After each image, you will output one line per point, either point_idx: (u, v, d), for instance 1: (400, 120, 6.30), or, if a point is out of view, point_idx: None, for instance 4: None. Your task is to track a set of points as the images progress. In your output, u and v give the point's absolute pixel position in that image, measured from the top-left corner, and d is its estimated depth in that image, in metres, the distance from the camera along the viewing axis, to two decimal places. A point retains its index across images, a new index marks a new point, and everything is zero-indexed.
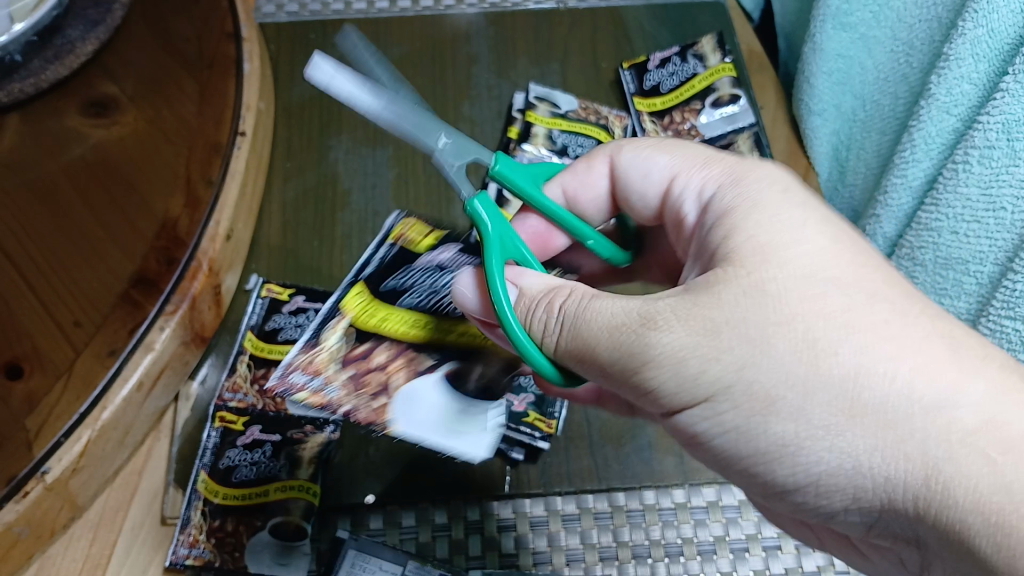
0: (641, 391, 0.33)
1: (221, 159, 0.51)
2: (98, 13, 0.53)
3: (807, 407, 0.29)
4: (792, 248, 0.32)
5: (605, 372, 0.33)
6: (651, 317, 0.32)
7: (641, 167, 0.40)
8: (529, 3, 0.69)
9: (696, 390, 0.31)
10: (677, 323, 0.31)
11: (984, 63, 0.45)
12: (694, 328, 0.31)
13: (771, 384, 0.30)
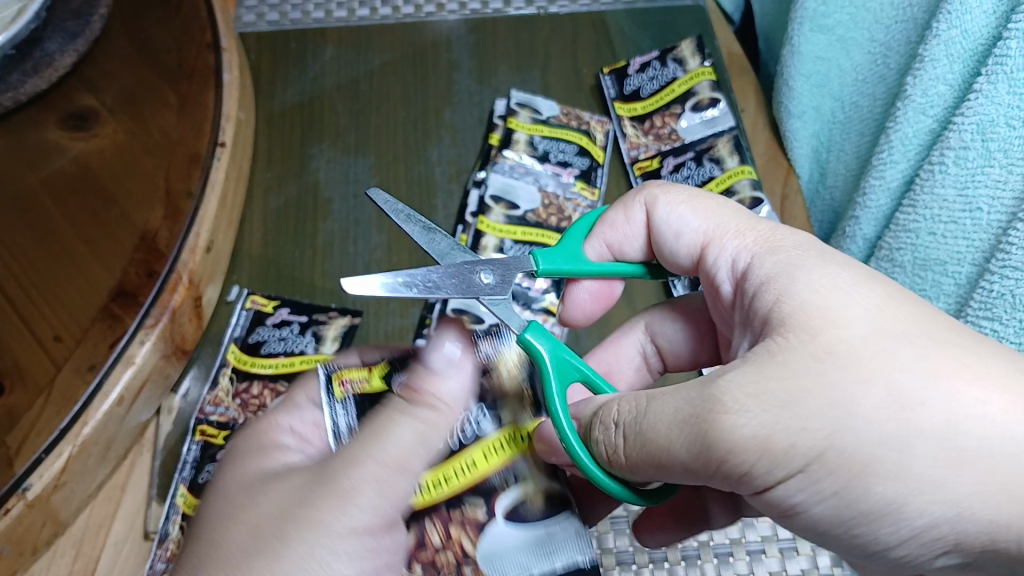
0: (716, 479, 0.30)
1: (200, 169, 0.51)
2: (78, 25, 0.52)
3: (906, 469, 0.28)
4: (843, 318, 0.31)
5: (670, 463, 0.31)
6: (715, 399, 0.30)
7: (680, 228, 0.39)
8: (509, 9, 0.69)
9: (783, 468, 0.29)
10: (747, 402, 0.29)
11: (958, 63, 0.45)
12: (768, 407, 0.29)
13: (861, 453, 0.28)
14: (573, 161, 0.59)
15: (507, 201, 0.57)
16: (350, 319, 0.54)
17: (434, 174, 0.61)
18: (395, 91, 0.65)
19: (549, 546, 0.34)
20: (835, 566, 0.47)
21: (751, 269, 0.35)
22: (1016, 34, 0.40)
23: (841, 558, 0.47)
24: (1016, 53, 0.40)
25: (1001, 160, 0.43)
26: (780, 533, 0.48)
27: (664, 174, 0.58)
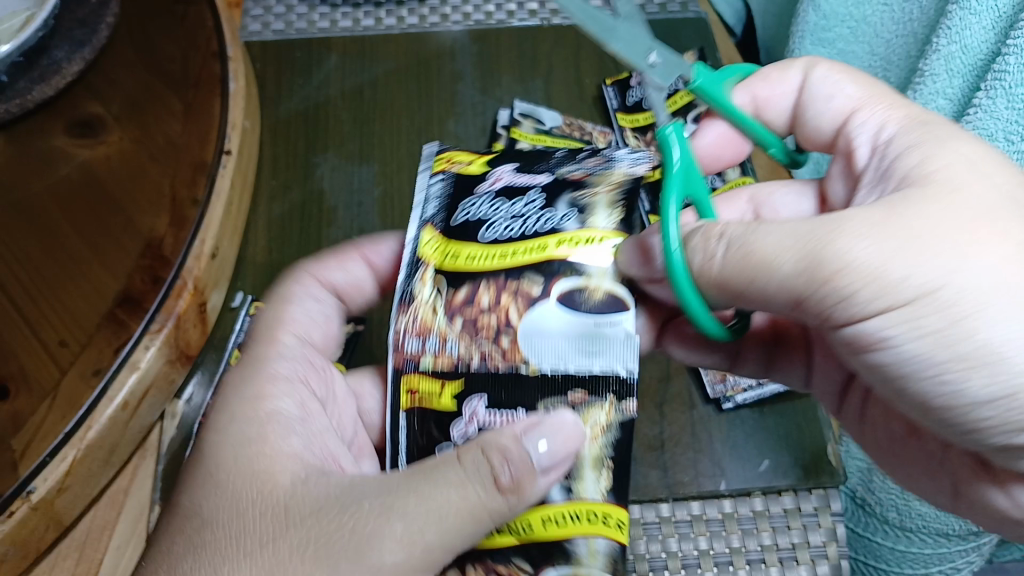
0: (804, 310, 0.33)
1: (206, 178, 0.51)
2: (84, 33, 0.54)
3: (987, 325, 0.29)
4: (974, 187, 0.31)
5: (764, 286, 0.33)
6: (826, 243, 0.31)
7: (824, 96, 0.39)
8: (513, 20, 0.69)
9: (884, 301, 0.30)
10: (868, 233, 0.30)
11: (958, 78, 0.46)
12: (885, 242, 0.30)
13: (956, 301, 0.29)
14: None
15: None
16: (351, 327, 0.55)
17: None
18: (399, 100, 0.66)
19: (595, 346, 0.34)
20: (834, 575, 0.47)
21: (894, 139, 0.35)
22: (1014, 51, 0.40)
23: (841, 566, 0.47)
24: (1015, 69, 0.41)
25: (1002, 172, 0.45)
26: (781, 542, 0.48)
27: None
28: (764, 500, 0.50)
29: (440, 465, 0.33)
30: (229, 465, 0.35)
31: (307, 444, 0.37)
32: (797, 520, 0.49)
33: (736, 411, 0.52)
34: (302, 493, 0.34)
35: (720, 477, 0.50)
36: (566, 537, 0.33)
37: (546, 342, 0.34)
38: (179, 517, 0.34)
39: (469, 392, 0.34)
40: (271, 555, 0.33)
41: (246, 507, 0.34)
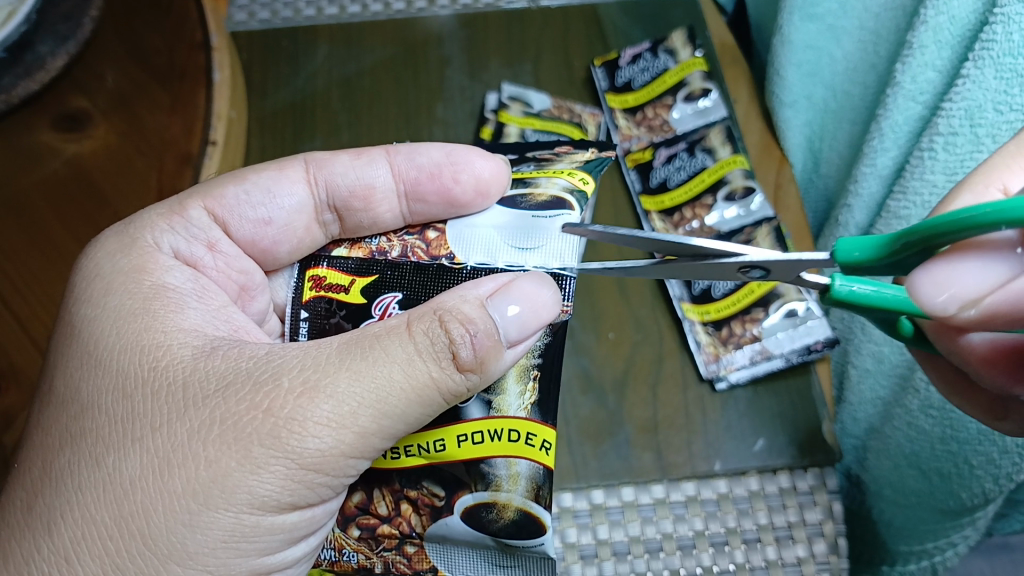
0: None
1: (193, 170, 0.50)
2: (68, 28, 0.53)
3: None
4: None
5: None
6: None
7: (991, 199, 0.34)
8: (501, 3, 0.69)
9: None
10: None
11: (946, 49, 0.46)
12: None
13: None
14: None
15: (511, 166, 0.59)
16: None
17: None
18: (387, 87, 0.65)
19: (531, 225, 0.36)
20: (832, 555, 0.47)
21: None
22: (1001, 19, 0.42)
23: (838, 546, 0.47)
24: (1003, 37, 0.43)
25: (989, 144, 0.45)
26: (777, 521, 0.48)
27: (656, 165, 0.58)
28: (760, 479, 0.50)
29: (385, 335, 0.33)
30: (111, 342, 0.36)
31: (205, 317, 0.37)
32: (792, 499, 0.49)
33: (730, 391, 0.52)
34: (198, 368, 0.34)
35: (715, 457, 0.50)
36: (484, 457, 0.36)
37: (473, 236, 0.37)
38: (55, 407, 0.35)
39: (381, 289, 0.37)
40: (165, 439, 0.33)
41: (132, 386, 0.34)
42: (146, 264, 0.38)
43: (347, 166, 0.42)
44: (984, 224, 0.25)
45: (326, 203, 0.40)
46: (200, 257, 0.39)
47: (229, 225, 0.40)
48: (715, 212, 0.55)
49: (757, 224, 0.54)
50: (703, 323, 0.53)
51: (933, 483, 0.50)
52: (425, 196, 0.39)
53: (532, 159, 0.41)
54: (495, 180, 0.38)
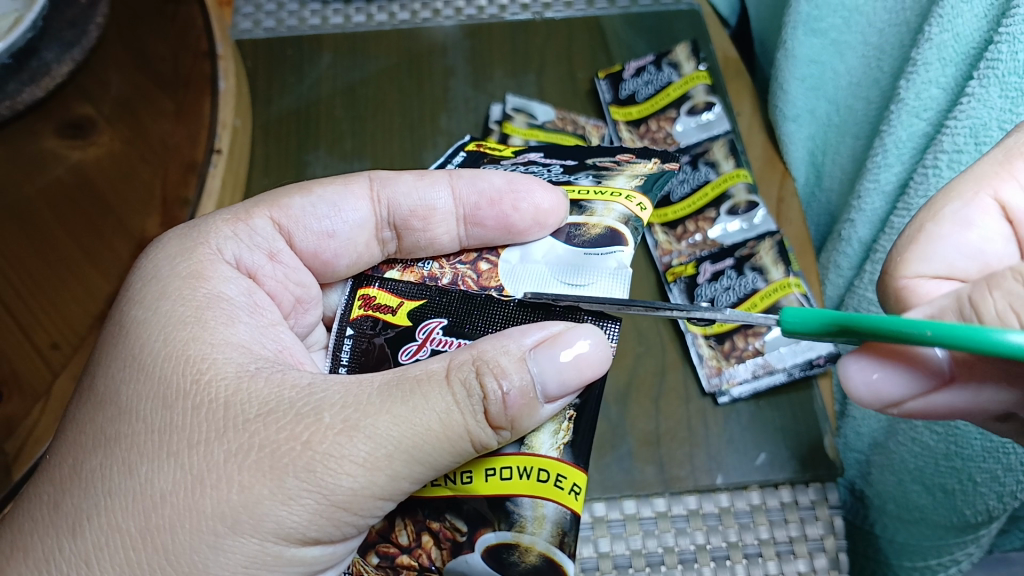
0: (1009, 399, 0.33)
1: (197, 177, 0.50)
2: (74, 34, 0.53)
3: None
4: None
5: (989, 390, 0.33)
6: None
7: (985, 205, 0.36)
8: (505, 15, 0.69)
9: None
10: None
11: (951, 66, 0.47)
12: None
13: None
14: None
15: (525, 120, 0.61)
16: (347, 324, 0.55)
17: None
18: (391, 96, 0.65)
19: (583, 263, 0.38)
20: (832, 569, 0.47)
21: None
22: (1006, 39, 0.43)
23: (838, 561, 0.47)
24: (1008, 57, 0.43)
25: None
26: (778, 536, 0.48)
27: None
28: (761, 493, 0.50)
29: (426, 381, 0.34)
30: (156, 349, 0.35)
31: (254, 333, 0.37)
32: (793, 514, 0.49)
33: (732, 405, 0.52)
34: (242, 390, 0.34)
35: (717, 470, 0.50)
36: (511, 495, 0.36)
37: (526, 267, 0.39)
38: (92, 407, 0.35)
39: (426, 314, 0.38)
40: (200, 457, 0.33)
41: (173, 396, 0.34)
42: (204, 270, 0.38)
43: (410, 185, 0.42)
44: (924, 343, 0.28)
45: (386, 220, 0.41)
46: (261, 266, 0.40)
47: (294, 236, 0.41)
48: (718, 224, 0.55)
49: (759, 239, 0.54)
50: (706, 337, 0.53)
51: (937, 498, 0.50)
52: (483, 220, 0.40)
53: (590, 167, 0.42)
54: (553, 212, 0.39)
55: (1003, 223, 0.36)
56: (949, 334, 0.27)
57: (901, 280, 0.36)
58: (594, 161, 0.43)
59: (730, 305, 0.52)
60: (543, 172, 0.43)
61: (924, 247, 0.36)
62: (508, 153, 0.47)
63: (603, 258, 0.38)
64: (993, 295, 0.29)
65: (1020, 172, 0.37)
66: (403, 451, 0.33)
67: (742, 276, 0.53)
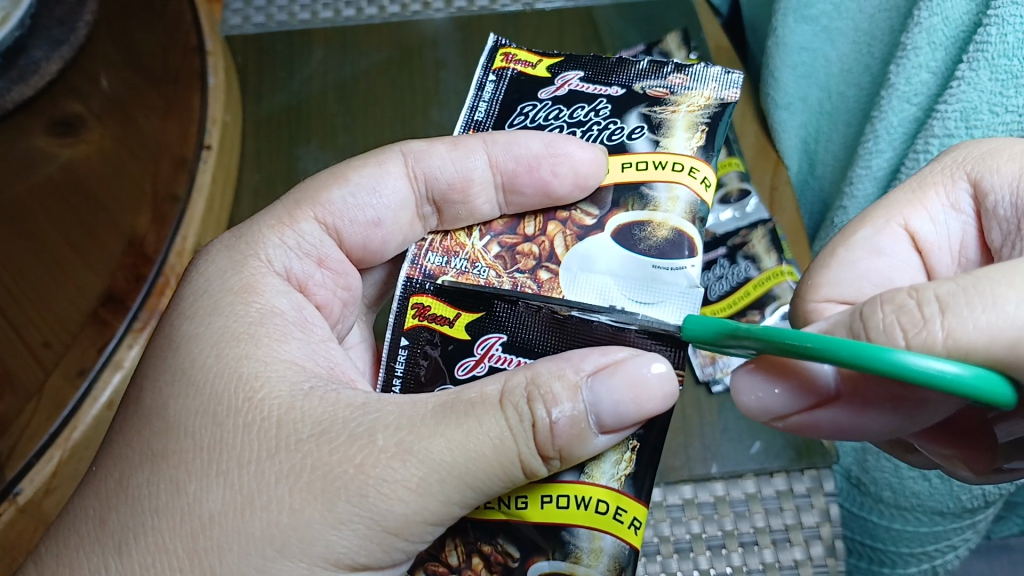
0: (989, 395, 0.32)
1: (187, 173, 0.50)
2: (62, 32, 0.53)
3: None
4: None
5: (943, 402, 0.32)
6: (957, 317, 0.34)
7: (895, 234, 0.37)
8: (495, 6, 0.69)
9: None
10: None
11: (940, 51, 0.47)
12: None
13: None
14: None
15: None
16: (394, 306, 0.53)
17: None
18: (383, 90, 0.65)
19: (650, 276, 0.36)
20: (829, 557, 0.47)
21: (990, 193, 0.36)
22: (996, 21, 0.43)
23: (835, 548, 0.47)
24: (997, 39, 0.43)
25: None
26: (773, 524, 0.48)
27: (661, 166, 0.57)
28: (756, 482, 0.50)
29: (480, 404, 0.33)
30: (209, 365, 0.35)
31: (306, 351, 0.37)
32: (789, 502, 0.49)
33: (726, 393, 0.52)
34: (296, 408, 0.34)
35: (712, 460, 0.50)
36: (568, 525, 0.35)
37: (590, 274, 0.37)
38: (140, 420, 0.35)
39: (486, 328, 0.37)
40: (253, 477, 0.33)
41: (224, 413, 0.34)
42: (255, 284, 0.38)
43: (445, 157, 0.42)
44: (807, 355, 0.25)
45: (426, 196, 0.41)
46: (311, 275, 0.41)
47: (341, 233, 0.42)
48: (711, 215, 0.55)
49: (751, 227, 0.54)
50: None
51: (934, 484, 0.51)
52: (522, 187, 0.39)
53: (642, 98, 0.41)
54: (593, 171, 0.39)
55: (913, 250, 0.37)
56: (834, 347, 0.24)
57: (810, 304, 0.36)
58: (643, 89, 0.41)
59: (724, 293, 0.52)
60: (592, 113, 0.42)
61: (835, 273, 0.36)
62: (543, 71, 0.44)
63: (671, 271, 0.36)
64: (883, 309, 0.28)
65: (933, 203, 0.38)
66: (456, 476, 0.32)
67: (735, 264, 0.53)
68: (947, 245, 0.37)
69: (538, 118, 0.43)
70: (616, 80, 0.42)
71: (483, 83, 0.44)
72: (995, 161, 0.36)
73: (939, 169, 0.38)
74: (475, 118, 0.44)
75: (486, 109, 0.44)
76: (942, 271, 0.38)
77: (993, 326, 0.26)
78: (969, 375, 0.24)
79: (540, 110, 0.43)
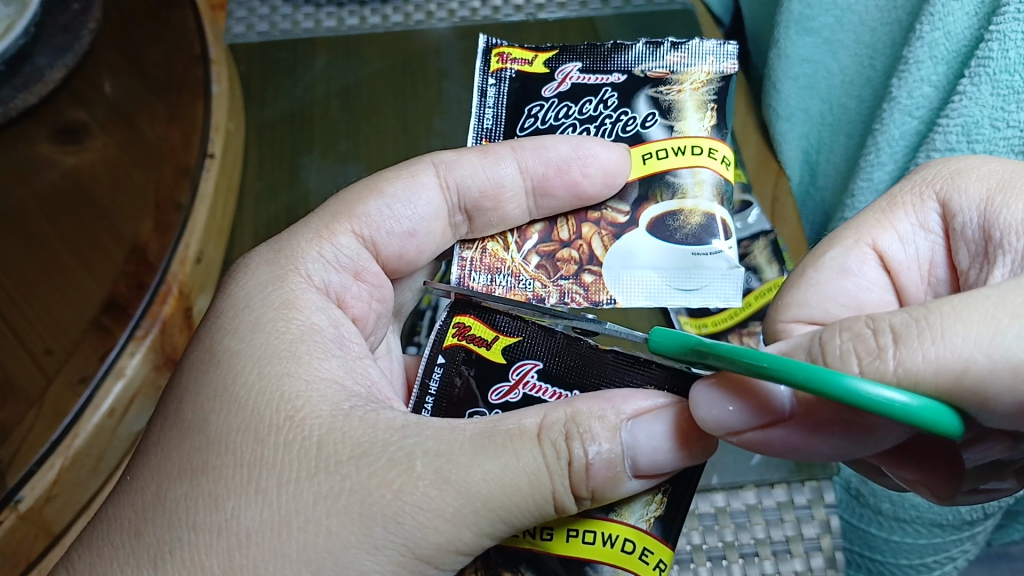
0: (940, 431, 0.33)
1: (190, 181, 0.51)
2: (67, 39, 0.53)
3: None
4: None
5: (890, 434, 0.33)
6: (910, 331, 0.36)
7: (863, 254, 0.39)
8: (498, 16, 0.69)
9: None
10: None
11: (942, 65, 0.47)
12: None
13: None
14: None
15: None
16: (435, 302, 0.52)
17: None
18: (385, 99, 0.65)
19: (693, 265, 0.42)
20: (828, 568, 0.47)
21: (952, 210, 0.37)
22: (997, 37, 0.43)
23: (835, 559, 0.47)
24: (999, 54, 0.43)
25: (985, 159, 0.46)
26: (774, 535, 0.48)
27: None
28: (756, 493, 0.50)
29: (518, 436, 0.34)
30: (250, 382, 0.36)
31: (345, 368, 0.38)
32: (789, 513, 0.49)
33: None
34: (336, 428, 0.35)
35: (712, 470, 0.50)
36: (592, 561, 0.36)
37: (635, 272, 0.42)
38: (179, 433, 0.36)
39: (522, 355, 0.39)
40: (290, 497, 0.34)
41: (265, 430, 0.35)
42: (294, 300, 0.40)
43: (475, 165, 0.45)
44: (764, 375, 0.26)
45: (457, 204, 0.44)
46: (347, 287, 0.43)
47: (378, 244, 0.44)
48: None
49: (753, 238, 0.54)
50: (700, 335, 0.51)
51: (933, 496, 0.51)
52: (552, 189, 0.43)
53: (644, 80, 0.45)
54: (620, 168, 0.43)
55: (882, 270, 0.39)
56: (792, 370, 0.26)
57: (780, 322, 0.38)
58: (644, 70, 0.45)
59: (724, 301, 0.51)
60: (599, 105, 0.46)
61: (799, 293, 0.38)
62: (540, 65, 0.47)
63: (710, 257, 0.42)
64: (842, 337, 0.29)
65: (901, 222, 0.39)
66: (490, 508, 0.33)
67: None
68: (915, 264, 0.39)
69: (547, 118, 0.46)
70: (613, 66, 0.46)
71: (484, 88, 0.47)
72: (962, 180, 0.38)
73: (909, 188, 0.39)
74: (485, 127, 0.47)
75: (494, 115, 0.47)
76: (912, 290, 0.39)
77: (940, 357, 0.28)
78: (916, 405, 0.26)
79: (547, 109, 0.46)
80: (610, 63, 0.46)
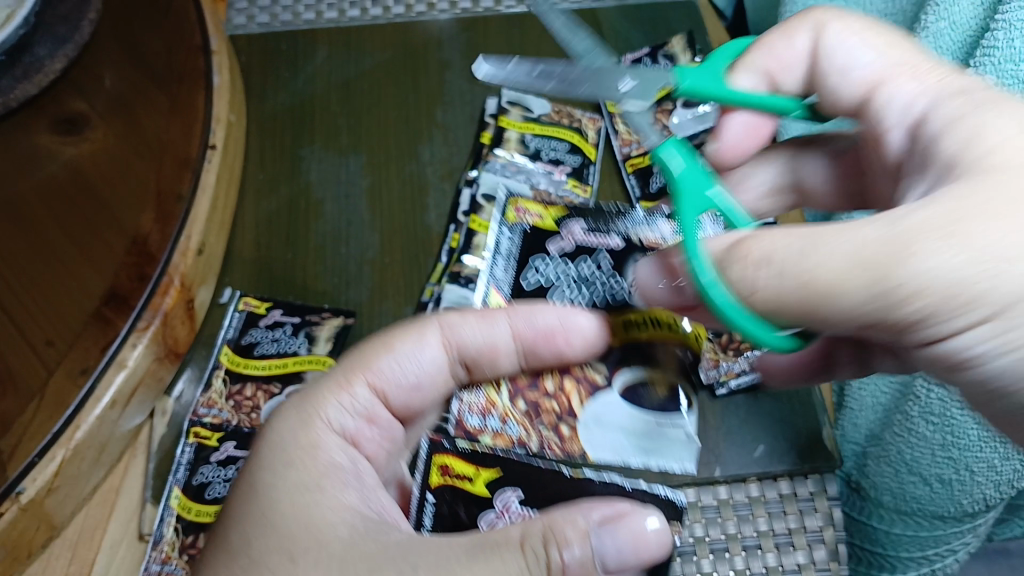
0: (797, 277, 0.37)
1: (191, 174, 0.51)
2: (67, 29, 0.53)
3: None
4: None
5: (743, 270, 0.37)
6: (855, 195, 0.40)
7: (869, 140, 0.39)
8: (500, 8, 0.69)
9: None
10: None
11: (947, 55, 0.46)
12: None
13: None
14: (565, 159, 0.60)
15: (521, 105, 0.62)
16: (344, 319, 0.55)
17: (426, 173, 0.62)
18: (387, 90, 0.65)
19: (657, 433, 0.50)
20: (832, 561, 0.47)
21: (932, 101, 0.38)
22: (1004, 26, 0.41)
23: (838, 552, 0.47)
24: (1004, 44, 0.41)
25: None
26: (777, 527, 0.48)
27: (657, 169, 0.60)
28: (760, 486, 0.50)
29: (503, 544, 0.31)
30: (281, 505, 0.34)
31: (362, 498, 0.35)
32: (792, 506, 0.49)
33: (730, 397, 0.52)
34: (355, 548, 0.32)
35: (715, 463, 0.50)
36: None
37: (601, 432, 0.50)
38: (221, 558, 0.33)
39: None
40: None
41: (300, 552, 0.32)
42: (320, 437, 0.37)
43: (474, 326, 0.42)
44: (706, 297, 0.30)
45: (457, 357, 0.42)
46: (364, 432, 0.39)
47: (388, 395, 0.40)
48: None
49: None
50: None
51: (934, 490, 0.50)
52: (540, 355, 0.43)
53: (638, 247, 0.53)
54: (600, 336, 0.42)
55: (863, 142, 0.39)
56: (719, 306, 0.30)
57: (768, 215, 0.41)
58: (638, 238, 0.54)
59: None
60: (595, 267, 0.52)
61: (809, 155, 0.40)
62: (551, 221, 0.54)
63: (671, 424, 0.50)
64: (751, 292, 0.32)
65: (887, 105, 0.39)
66: None
67: None
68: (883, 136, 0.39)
69: (549, 275, 0.52)
70: (612, 231, 0.54)
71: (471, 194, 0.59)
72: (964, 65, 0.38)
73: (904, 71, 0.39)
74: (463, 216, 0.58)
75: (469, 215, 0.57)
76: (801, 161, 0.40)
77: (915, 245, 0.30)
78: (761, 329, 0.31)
79: (551, 268, 0.53)
80: (608, 227, 0.54)
